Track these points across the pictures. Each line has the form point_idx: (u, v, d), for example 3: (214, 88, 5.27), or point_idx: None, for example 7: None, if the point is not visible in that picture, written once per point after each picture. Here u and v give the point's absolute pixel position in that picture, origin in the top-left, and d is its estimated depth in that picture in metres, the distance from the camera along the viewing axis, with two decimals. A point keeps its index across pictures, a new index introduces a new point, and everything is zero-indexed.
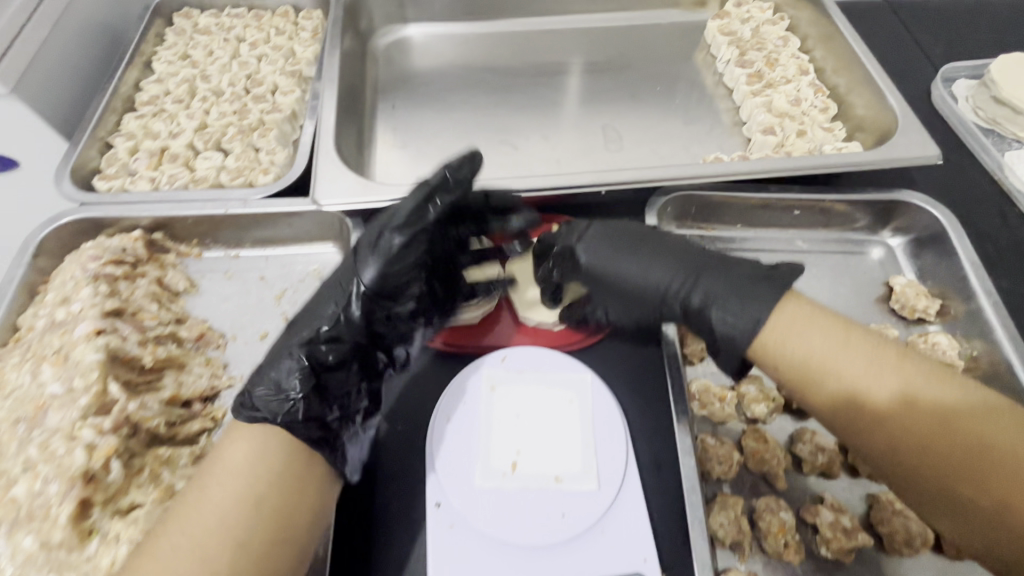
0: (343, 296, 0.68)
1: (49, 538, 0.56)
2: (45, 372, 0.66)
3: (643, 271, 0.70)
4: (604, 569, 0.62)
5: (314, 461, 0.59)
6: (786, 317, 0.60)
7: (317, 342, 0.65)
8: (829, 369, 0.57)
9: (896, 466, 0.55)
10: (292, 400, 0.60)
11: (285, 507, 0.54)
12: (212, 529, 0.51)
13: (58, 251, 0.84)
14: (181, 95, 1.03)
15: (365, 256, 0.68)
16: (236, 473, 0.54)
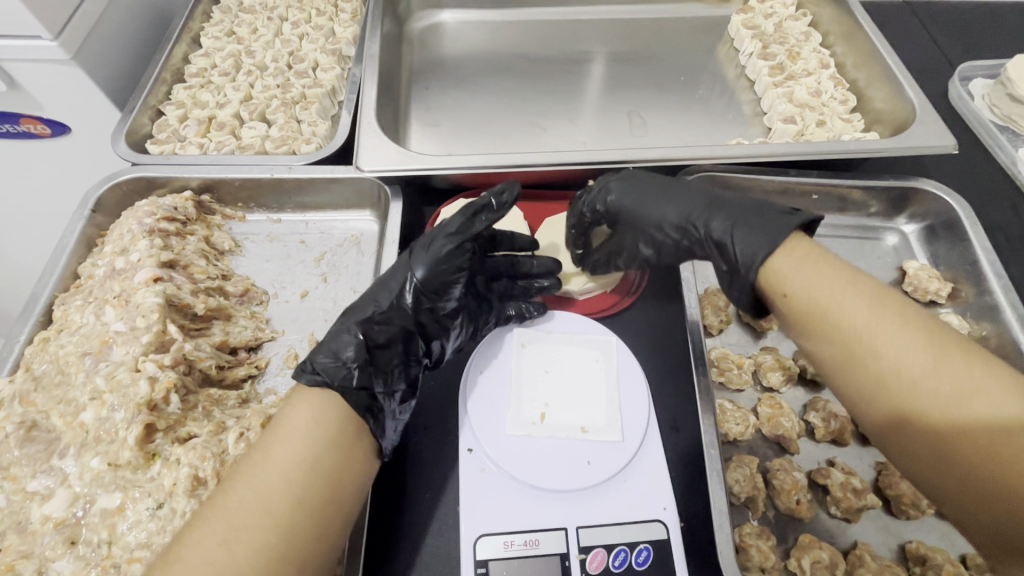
0: (399, 283, 0.72)
1: (117, 458, 0.60)
2: (109, 313, 0.71)
3: (665, 207, 0.75)
4: (626, 514, 0.66)
5: (360, 432, 0.60)
6: (794, 251, 0.64)
7: (372, 323, 0.68)
8: (829, 301, 0.59)
9: (883, 403, 0.56)
10: (349, 367, 0.62)
11: (338, 463, 0.56)
12: (269, 476, 0.53)
13: (114, 209, 0.89)
14: (227, 68, 1.08)
15: (419, 254, 0.72)
16: (294, 418, 0.58)
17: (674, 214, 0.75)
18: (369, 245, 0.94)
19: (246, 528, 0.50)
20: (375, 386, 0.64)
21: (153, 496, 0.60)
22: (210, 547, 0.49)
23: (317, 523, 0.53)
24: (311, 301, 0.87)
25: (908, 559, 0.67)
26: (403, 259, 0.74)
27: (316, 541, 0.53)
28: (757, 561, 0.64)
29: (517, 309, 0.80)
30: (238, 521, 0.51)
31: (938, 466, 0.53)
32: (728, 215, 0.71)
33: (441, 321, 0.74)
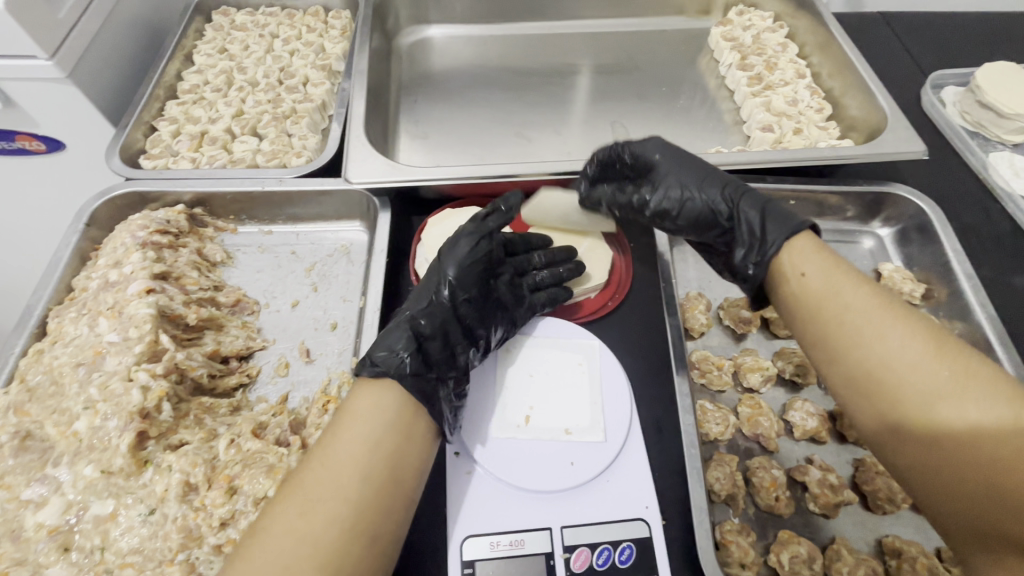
0: (435, 282, 0.75)
1: (109, 465, 0.62)
2: (102, 324, 0.73)
3: (699, 182, 0.80)
4: (609, 513, 0.67)
5: (416, 416, 0.63)
6: (811, 248, 0.69)
7: (418, 322, 0.71)
8: (827, 296, 0.64)
9: (873, 397, 0.58)
10: (402, 357, 0.66)
11: (396, 444, 0.60)
12: (338, 456, 0.57)
13: (107, 222, 0.91)
14: (219, 84, 1.11)
15: (448, 253, 0.76)
16: (359, 403, 0.62)
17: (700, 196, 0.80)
18: (358, 255, 0.96)
19: (322, 501, 0.54)
20: (430, 379, 0.67)
21: (145, 503, 0.61)
22: (290, 520, 0.53)
23: (383, 497, 0.56)
24: (302, 310, 0.89)
25: (885, 553, 0.69)
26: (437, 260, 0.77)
27: (382, 515, 0.56)
28: (736, 557, 0.65)
29: (547, 296, 0.83)
30: (313, 496, 0.54)
31: (914, 458, 0.56)
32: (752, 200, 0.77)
33: (478, 314, 0.76)
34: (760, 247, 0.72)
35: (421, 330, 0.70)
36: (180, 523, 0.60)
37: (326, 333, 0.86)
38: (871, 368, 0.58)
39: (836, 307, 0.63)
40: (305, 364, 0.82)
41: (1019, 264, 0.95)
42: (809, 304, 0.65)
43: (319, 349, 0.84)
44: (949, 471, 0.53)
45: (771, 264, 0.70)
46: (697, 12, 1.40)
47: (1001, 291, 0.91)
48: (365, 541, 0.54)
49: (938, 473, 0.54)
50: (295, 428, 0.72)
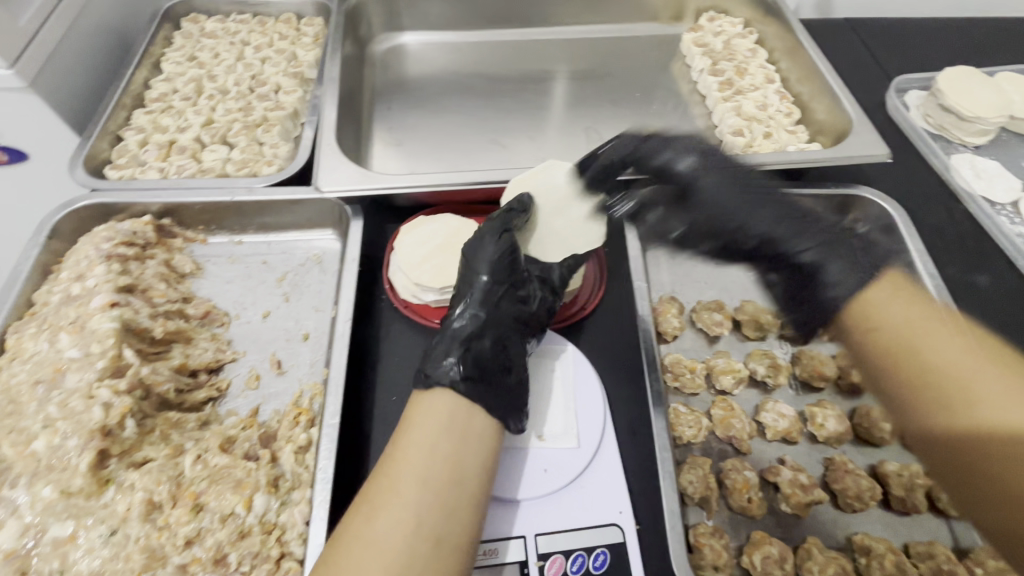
0: (468, 288, 0.74)
1: (69, 485, 0.60)
2: (63, 339, 0.71)
3: (773, 222, 0.72)
4: (583, 519, 0.68)
5: (473, 415, 0.63)
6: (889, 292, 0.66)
7: (462, 328, 0.70)
8: (909, 331, 0.62)
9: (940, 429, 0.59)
10: (450, 366, 0.65)
11: (458, 445, 0.59)
12: (399, 464, 0.57)
13: (71, 234, 0.88)
14: (188, 93, 1.09)
15: (474, 257, 0.75)
16: (418, 409, 0.62)
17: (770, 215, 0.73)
18: (331, 263, 0.95)
19: (386, 510, 0.54)
20: (486, 379, 0.66)
21: (107, 523, 0.59)
22: (360, 529, 0.54)
23: (447, 500, 0.56)
24: (273, 321, 0.87)
25: (855, 550, 0.70)
26: (467, 261, 0.76)
27: (450, 518, 0.55)
28: (709, 559, 0.66)
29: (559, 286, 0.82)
30: (377, 505, 0.55)
31: (959, 470, 0.59)
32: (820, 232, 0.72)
33: (519, 308, 0.74)
34: (823, 296, 0.69)
35: (466, 333, 0.70)
36: (143, 543, 0.58)
37: (299, 344, 0.85)
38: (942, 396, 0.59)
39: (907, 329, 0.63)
40: (277, 375, 0.81)
41: (981, 262, 0.98)
42: (885, 335, 0.64)
43: (291, 360, 0.83)
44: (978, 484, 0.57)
45: (856, 308, 0.66)
46: (669, 19, 1.42)
47: (962, 290, 0.94)
48: (433, 545, 0.53)
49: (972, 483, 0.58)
50: (265, 442, 0.71)
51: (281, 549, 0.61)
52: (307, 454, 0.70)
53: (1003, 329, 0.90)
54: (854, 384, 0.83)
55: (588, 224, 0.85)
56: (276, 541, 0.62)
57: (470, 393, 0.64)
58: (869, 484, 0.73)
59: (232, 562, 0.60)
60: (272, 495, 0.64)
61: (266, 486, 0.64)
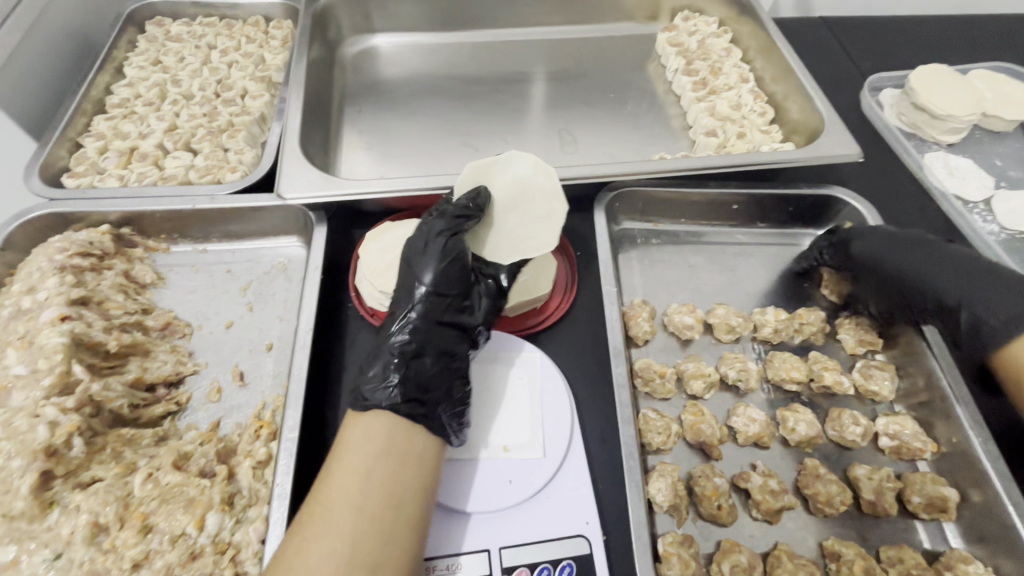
0: (407, 301, 0.71)
1: (10, 508, 0.58)
2: (10, 356, 0.68)
3: (935, 269, 0.77)
4: (549, 531, 0.66)
5: (412, 435, 0.63)
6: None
7: (401, 343, 0.68)
8: None
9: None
10: (389, 387, 0.65)
11: (395, 469, 0.59)
12: (333, 489, 0.57)
13: (25, 245, 0.86)
14: (151, 98, 1.07)
15: (417, 266, 0.72)
16: (353, 434, 0.62)
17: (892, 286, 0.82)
18: (297, 271, 0.93)
19: (317, 538, 0.54)
20: (428, 398, 0.66)
21: (51, 547, 0.57)
22: (290, 560, 0.53)
23: (380, 526, 0.55)
24: (236, 331, 0.85)
25: (825, 556, 0.69)
26: (408, 270, 0.73)
27: (383, 543, 0.55)
28: (677, 570, 0.64)
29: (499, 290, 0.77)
30: (308, 534, 0.54)
31: None
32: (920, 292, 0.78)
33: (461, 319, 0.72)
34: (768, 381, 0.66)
35: (406, 349, 0.68)
36: (87, 568, 0.56)
37: (262, 355, 0.83)
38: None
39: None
40: (238, 388, 0.79)
41: None
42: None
43: (253, 372, 0.81)
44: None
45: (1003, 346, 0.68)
46: (645, 19, 1.41)
47: None
48: (366, 571, 0.53)
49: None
50: (222, 457, 0.69)
51: (235, 569, 0.60)
52: (266, 469, 0.68)
53: None
54: (826, 387, 0.82)
55: (543, 224, 0.79)
56: (229, 561, 0.60)
57: (412, 416, 0.64)
58: (840, 489, 0.72)
59: None
60: (226, 513, 0.62)
61: (219, 504, 0.62)
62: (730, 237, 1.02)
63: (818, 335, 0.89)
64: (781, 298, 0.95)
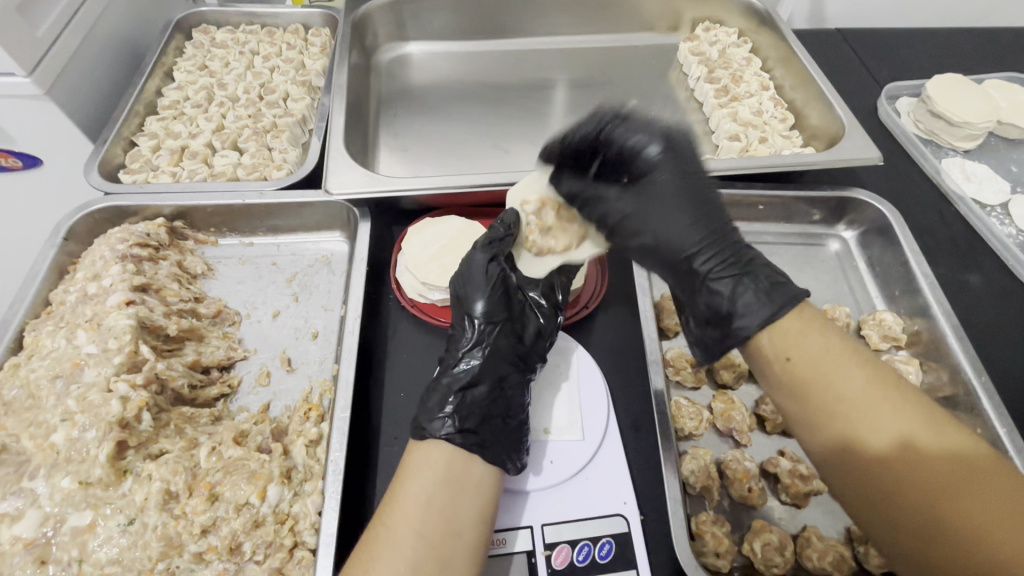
0: (461, 328, 0.75)
1: (88, 476, 0.62)
2: (80, 336, 0.72)
3: (685, 222, 0.70)
4: (588, 510, 0.70)
5: (470, 464, 0.64)
6: (810, 325, 0.62)
7: (456, 375, 0.71)
8: (829, 379, 0.58)
9: (867, 477, 0.55)
10: (443, 416, 0.66)
11: (456, 495, 0.60)
12: (396, 515, 0.58)
13: (86, 236, 0.90)
14: (200, 101, 1.13)
15: (468, 294, 0.76)
16: (413, 462, 0.63)
17: (705, 227, 0.70)
18: (339, 264, 0.97)
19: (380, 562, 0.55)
20: (480, 429, 0.66)
21: (125, 512, 0.61)
22: None
23: (441, 553, 0.56)
24: (283, 320, 0.89)
25: (853, 539, 0.72)
26: (459, 299, 0.77)
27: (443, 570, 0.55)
28: (711, 547, 0.67)
29: (550, 312, 0.80)
30: (374, 558, 0.55)
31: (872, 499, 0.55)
32: (732, 245, 0.70)
33: (512, 342, 0.74)
34: (733, 324, 0.65)
35: (461, 379, 0.70)
36: (160, 532, 0.60)
37: (308, 342, 0.87)
38: (846, 422, 0.56)
39: (825, 369, 0.59)
40: (287, 373, 0.83)
41: (972, 262, 1.01)
42: (800, 368, 0.60)
43: (300, 358, 0.85)
44: (946, 506, 0.51)
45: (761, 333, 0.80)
46: (666, 29, 1.46)
47: (953, 289, 0.97)
48: None
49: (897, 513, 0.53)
50: (276, 436, 0.73)
51: (294, 538, 0.64)
52: (318, 447, 0.72)
53: (994, 325, 0.92)
54: None
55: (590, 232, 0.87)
56: (289, 531, 0.64)
57: (466, 447, 0.64)
58: None
59: (246, 551, 0.62)
60: (285, 485, 0.66)
61: (279, 477, 0.66)
62: (756, 237, 1.06)
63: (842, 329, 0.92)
64: None
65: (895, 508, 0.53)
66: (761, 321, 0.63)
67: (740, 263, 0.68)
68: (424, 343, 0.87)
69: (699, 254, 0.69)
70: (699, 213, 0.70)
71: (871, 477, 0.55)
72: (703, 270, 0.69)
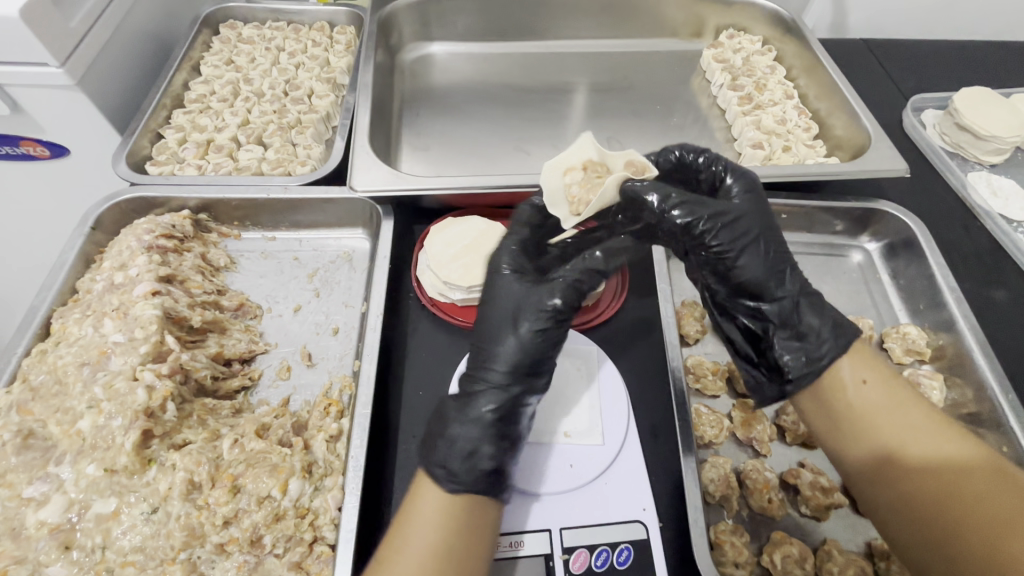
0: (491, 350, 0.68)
1: (114, 463, 0.62)
2: (107, 324, 0.73)
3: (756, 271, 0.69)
4: (606, 515, 0.69)
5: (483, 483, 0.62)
6: (865, 363, 0.66)
7: (482, 406, 0.65)
8: (884, 419, 0.61)
9: (923, 512, 0.57)
10: (474, 454, 0.62)
11: (464, 521, 0.58)
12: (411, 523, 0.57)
13: (112, 226, 0.91)
14: (226, 95, 1.14)
15: (515, 321, 0.69)
16: (421, 485, 0.61)
17: (768, 250, 0.70)
18: (360, 261, 0.98)
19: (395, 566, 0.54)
20: (502, 465, 0.63)
21: (148, 501, 0.62)
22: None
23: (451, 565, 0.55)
24: (304, 315, 0.90)
25: (874, 555, 0.71)
26: (499, 319, 0.69)
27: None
28: (730, 557, 0.67)
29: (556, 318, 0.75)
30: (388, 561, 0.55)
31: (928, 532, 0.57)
32: (798, 271, 0.72)
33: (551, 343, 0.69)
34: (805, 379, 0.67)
35: (488, 410, 0.65)
36: (182, 522, 0.61)
37: (328, 338, 0.87)
38: (888, 445, 0.61)
39: (883, 408, 0.62)
40: (307, 367, 0.83)
41: (997, 277, 0.99)
42: (855, 407, 0.63)
43: (320, 354, 0.85)
44: (998, 537, 0.53)
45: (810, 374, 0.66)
46: (689, 35, 1.46)
47: (977, 305, 0.96)
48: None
49: (932, 529, 0.57)
50: (297, 430, 0.73)
51: (314, 533, 0.64)
52: (338, 443, 0.72)
53: (1020, 343, 0.91)
54: None
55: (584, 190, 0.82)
56: (309, 525, 0.64)
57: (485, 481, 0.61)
58: None
59: (267, 544, 0.62)
60: (306, 480, 0.66)
61: (300, 471, 0.66)
62: None
63: (864, 342, 0.91)
64: None
65: (954, 543, 0.55)
66: (836, 342, 0.67)
67: (801, 292, 0.70)
68: (443, 343, 0.87)
69: (777, 281, 0.69)
70: (765, 229, 0.70)
71: (904, 490, 0.59)
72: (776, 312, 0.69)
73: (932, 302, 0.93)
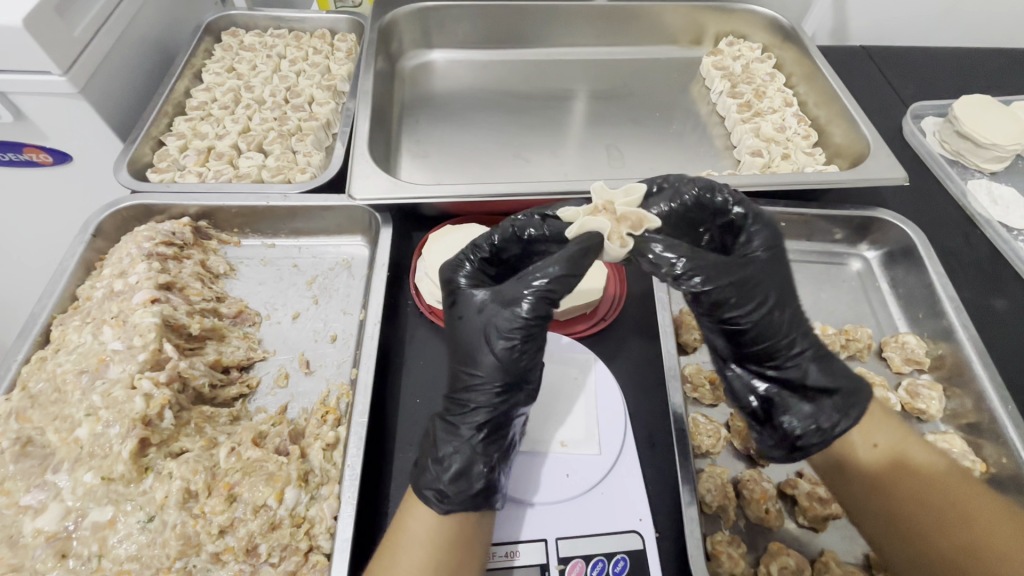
0: (463, 381, 0.67)
1: (111, 471, 0.63)
2: (106, 332, 0.73)
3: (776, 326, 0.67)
4: (602, 525, 0.69)
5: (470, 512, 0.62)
6: (881, 416, 0.66)
7: (455, 437, 0.65)
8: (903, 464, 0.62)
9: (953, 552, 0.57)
10: (442, 482, 0.62)
11: (447, 558, 0.58)
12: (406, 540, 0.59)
13: (113, 233, 0.92)
14: (227, 102, 1.15)
15: (478, 346, 0.66)
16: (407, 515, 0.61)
17: (784, 314, 0.67)
18: (359, 269, 0.98)
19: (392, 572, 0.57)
20: (474, 491, 0.61)
21: (145, 509, 0.62)
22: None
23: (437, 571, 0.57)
24: (302, 322, 0.90)
25: (872, 566, 0.70)
26: (464, 347, 0.68)
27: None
28: (727, 568, 0.66)
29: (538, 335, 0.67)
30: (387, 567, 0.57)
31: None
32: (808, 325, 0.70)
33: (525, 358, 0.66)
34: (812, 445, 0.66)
35: (460, 441, 0.65)
36: (178, 530, 0.61)
37: (326, 345, 0.87)
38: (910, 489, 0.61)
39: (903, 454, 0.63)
40: (305, 375, 0.83)
41: (998, 286, 0.99)
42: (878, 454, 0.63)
43: (318, 361, 0.85)
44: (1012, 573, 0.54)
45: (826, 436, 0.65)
46: (688, 43, 1.46)
47: (977, 313, 0.95)
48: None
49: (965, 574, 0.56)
50: (294, 438, 0.73)
51: (310, 542, 0.64)
52: (335, 451, 0.72)
53: (1020, 351, 0.90)
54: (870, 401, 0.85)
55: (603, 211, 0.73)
56: (305, 534, 0.64)
57: (454, 507, 0.60)
58: None
59: (263, 553, 0.63)
60: (302, 488, 0.66)
61: (297, 480, 0.66)
62: None
63: (863, 351, 0.91)
64: (826, 314, 0.98)
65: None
66: (850, 416, 0.65)
67: (818, 356, 0.69)
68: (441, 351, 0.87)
69: (790, 347, 0.67)
70: (780, 293, 0.67)
71: (928, 543, 0.59)
72: (784, 372, 0.68)
73: (933, 310, 0.92)
